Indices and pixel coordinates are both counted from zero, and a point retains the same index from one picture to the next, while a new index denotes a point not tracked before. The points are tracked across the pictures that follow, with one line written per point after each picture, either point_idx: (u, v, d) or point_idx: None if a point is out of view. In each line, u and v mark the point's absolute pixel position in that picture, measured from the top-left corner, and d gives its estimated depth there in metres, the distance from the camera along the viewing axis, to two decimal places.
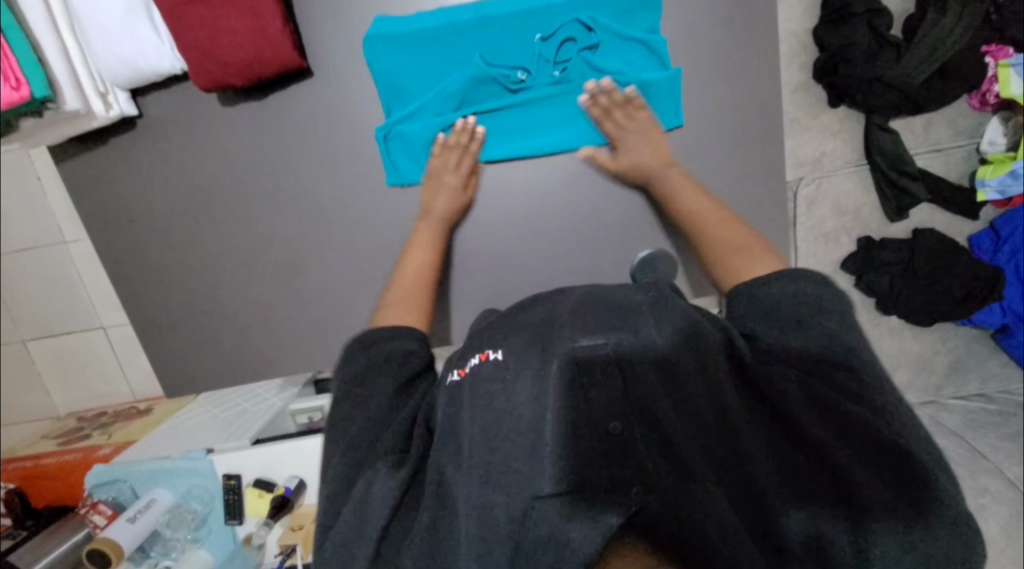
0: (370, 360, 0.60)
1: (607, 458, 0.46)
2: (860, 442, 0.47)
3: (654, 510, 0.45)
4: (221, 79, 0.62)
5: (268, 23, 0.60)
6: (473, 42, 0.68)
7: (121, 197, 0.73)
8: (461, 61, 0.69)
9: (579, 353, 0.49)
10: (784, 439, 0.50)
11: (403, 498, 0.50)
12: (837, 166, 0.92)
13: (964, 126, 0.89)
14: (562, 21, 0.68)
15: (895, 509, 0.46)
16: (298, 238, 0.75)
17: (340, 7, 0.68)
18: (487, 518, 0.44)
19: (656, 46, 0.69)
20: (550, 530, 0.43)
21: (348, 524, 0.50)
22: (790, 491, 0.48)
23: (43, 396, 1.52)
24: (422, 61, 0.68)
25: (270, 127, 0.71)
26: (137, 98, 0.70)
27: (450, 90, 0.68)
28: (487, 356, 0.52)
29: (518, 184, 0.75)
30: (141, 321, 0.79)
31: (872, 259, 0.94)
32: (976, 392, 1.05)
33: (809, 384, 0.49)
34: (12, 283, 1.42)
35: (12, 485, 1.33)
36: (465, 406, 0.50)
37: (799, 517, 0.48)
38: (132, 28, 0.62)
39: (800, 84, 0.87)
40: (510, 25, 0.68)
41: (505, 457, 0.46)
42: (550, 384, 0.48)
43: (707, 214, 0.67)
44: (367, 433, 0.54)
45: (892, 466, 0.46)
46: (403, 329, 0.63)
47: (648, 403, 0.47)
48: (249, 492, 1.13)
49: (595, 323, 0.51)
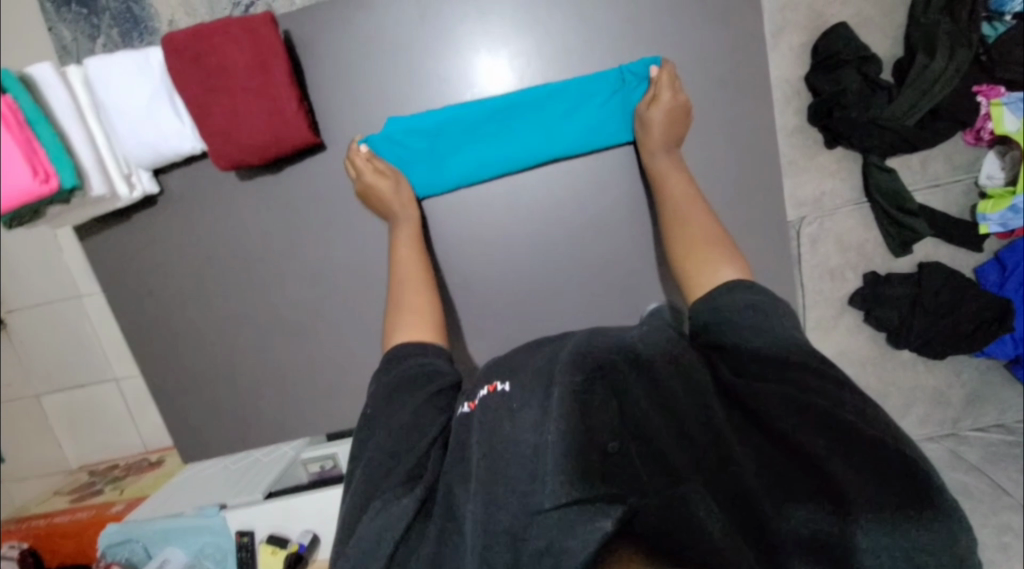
0: (399, 375, 0.60)
1: (605, 473, 0.47)
2: (859, 451, 0.45)
3: (643, 518, 0.45)
4: (239, 158, 0.66)
5: (286, 107, 0.64)
6: (489, 132, 0.72)
7: (140, 268, 0.76)
8: (463, 148, 0.73)
9: (577, 384, 0.52)
10: (781, 453, 0.48)
11: (415, 517, 0.51)
12: (836, 205, 0.93)
13: (960, 161, 0.91)
14: (576, 118, 0.72)
15: (888, 522, 0.43)
16: (311, 304, 0.77)
17: (351, 86, 0.73)
18: (488, 529, 0.47)
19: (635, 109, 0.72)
20: (546, 541, 0.44)
21: (376, 528, 0.50)
22: (790, 503, 0.46)
23: (55, 450, 1.52)
24: (430, 150, 0.73)
25: (283, 198, 0.74)
26: (159, 176, 0.73)
27: (467, 170, 0.75)
28: (495, 387, 0.56)
29: (512, 221, 0.78)
30: (158, 387, 0.80)
31: (879, 294, 0.94)
32: (994, 423, 1.04)
33: (794, 392, 0.49)
34: (26, 338, 1.43)
35: (25, 544, 1.32)
36: (474, 434, 0.53)
37: (796, 530, 0.44)
38: (157, 117, 0.66)
39: (796, 127, 0.89)
40: (524, 119, 0.72)
41: (508, 476, 0.49)
42: (553, 412, 0.51)
43: (671, 196, 0.69)
44: (396, 442, 0.56)
45: (889, 470, 0.44)
46: (428, 346, 0.64)
47: (641, 423, 0.50)
48: (263, 548, 1.11)
49: (594, 352, 0.55)
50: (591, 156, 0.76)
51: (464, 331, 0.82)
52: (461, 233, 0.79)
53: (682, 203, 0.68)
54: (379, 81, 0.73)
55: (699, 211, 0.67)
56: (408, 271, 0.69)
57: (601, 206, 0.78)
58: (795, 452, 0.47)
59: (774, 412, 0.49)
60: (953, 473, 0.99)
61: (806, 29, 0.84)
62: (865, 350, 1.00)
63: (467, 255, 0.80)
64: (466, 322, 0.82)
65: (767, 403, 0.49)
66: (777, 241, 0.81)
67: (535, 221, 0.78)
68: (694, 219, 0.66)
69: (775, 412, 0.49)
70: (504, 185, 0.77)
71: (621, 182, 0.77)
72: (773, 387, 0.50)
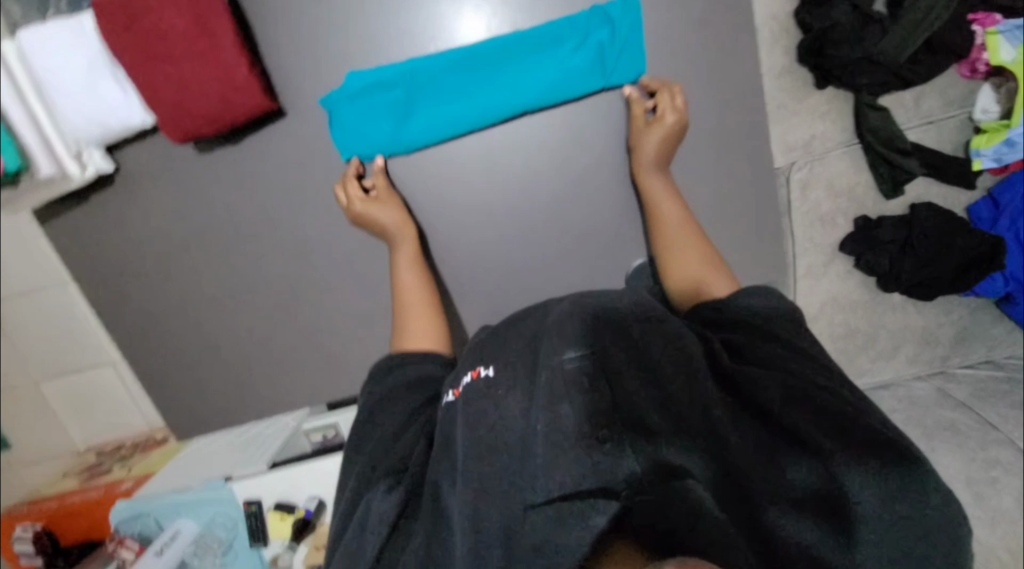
0: (391, 384, 0.64)
1: (598, 469, 0.47)
2: (838, 430, 0.50)
3: (642, 510, 0.46)
4: (194, 130, 0.63)
5: (234, 70, 0.61)
6: (458, 81, 0.69)
7: (112, 252, 0.75)
8: (431, 100, 0.69)
9: (566, 368, 0.52)
10: (775, 440, 0.52)
11: (400, 516, 0.54)
12: (827, 148, 0.90)
13: (956, 96, 0.87)
14: (552, 62, 0.68)
15: (874, 495, 0.48)
16: (290, 277, 0.77)
17: (309, 45, 0.68)
18: (478, 528, 0.48)
19: (605, 52, 0.69)
20: (542, 536, 0.46)
21: (364, 531, 0.53)
22: (786, 492, 0.50)
23: (61, 433, 1.54)
24: (393, 104, 0.69)
25: (249, 169, 0.71)
26: (113, 153, 0.70)
27: (435, 124, 0.70)
28: (479, 373, 0.57)
29: (486, 185, 0.75)
30: (148, 366, 0.82)
31: (870, 238, 0.93)
32: (983, 359, 1.04)
33: (781, 377, 0.52)
34: (16, 327, 1.43)
35: (38, 526, 1.34)
36: (459, 425, 0.54)
37: (796, 518, 0.49)
38: (97, 88, 0.63)
39: (785, 67, 0.85)
40: (499, 66, 0.68)
41: (493, 446, 0.52)
42: (538, 396, 0.52)
43: (663, 219, 0.72)
44: (386, 446, 0.59)
45: (870, 448, 0.49)
46: (431, 354, 0.69)
47: (636, 413, 0.50)
48: (271, 515, 1.09)
49: (577, 332, 0.55)
50: (569, 109, 0.73)
51: (448, 300, 0.81)
52: (436, 199, 0.76)
53: (670, 223, 0.71)
54: (336, 38, 0.68)
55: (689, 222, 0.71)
56: (413, 298, 0.73)
57: (580, 161, 0.75)
58: (785, 438, 0.51)
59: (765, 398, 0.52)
60: (941, 410, 1.01)
61: None
62: (857, 296, 1.00)
63: (443, 230, 0.77)
64: (449, 290, 0.80)
65: (754, 389, 0.52)
66: (763, 190, 0.79)
67: (512, 197, 0.76)
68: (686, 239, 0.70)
69: (766, 397, 0.52)
70: (479, 145, 0.74)
71: (600, 136, 0.74)
72: (755, 370, 0.53)
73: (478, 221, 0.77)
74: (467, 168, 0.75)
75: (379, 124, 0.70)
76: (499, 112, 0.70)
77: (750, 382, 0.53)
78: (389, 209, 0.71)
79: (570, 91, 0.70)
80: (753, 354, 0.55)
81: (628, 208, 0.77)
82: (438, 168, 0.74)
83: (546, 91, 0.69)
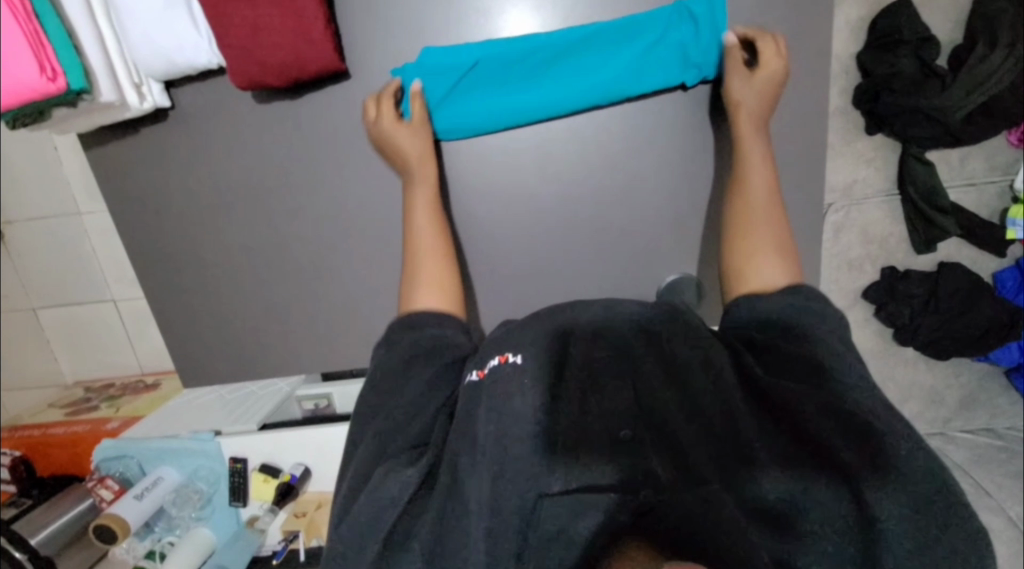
0: (411, 341, 0.61)
1: (621, 468, 0.50)
2: (874, 454, 0.47)
3: (662, 514, 0.48)
4: (259, 79, 0.64)
5: (311, 24, 0.61)
6: (528, 69, 0.69)
7: (152, 189, 0.76)
8: (505, 86, 0.70)
9: (593, 361, 0.55)
10: (802, 457, 0.49)
11: (419, 488, 0.54)
12: (867, 194, 0.91)
13: (1001, 162, 0.88)
14: (627, 55, 0.68)
15: (905, 530, 0.45)
16: (323, 241, 0.77)
17: (381, 16, 0.69)
18: (498, 509, 0.50)
19: (685, 53, 0.68)
20: (559, 526, 0.50)
21: (378, 496, 0.52)
22: (810, 512, 0.47)
23: (51, 363, 1.53)
24: (467, 86, 0.70)
25: (303, 129, 0.72)
26: (170, 90, 0.71)
27: (506, 109, 0.71)
28: (507, 358, 0.55)
29: (531, 170, 0.76)
30: (168, 305, 0.82)
31: (895, 290, 0.93)
32: (983, 426, 1.05)
33: (823, 396, 0.50)
34: (24, 251, 1.41)
35: (18, 452, 1.34)
36: (481, 405, 0.53)
37: (818, 539, 0.47)
38: (170, 21, 0.62)
39: (839, 108, 0.86)
40: (569, 58, 0.69)
41: (514, 436, 0.52)
42: (569, 390, 0.54)
43: (753, 186, 0.66)
44: (403, 418, 0.57)
45: (908, 485, 0.46)
46: (445, 316, 0.64)
47: (658, 416, 0.52)
48: (255, 476, 1.08)
49: (610, 333, 0.57)
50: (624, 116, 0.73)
51: (473, 285, 0.82)
52: (485, 186, 0.77)
53: (756, 191, 0.66)
54: (411, 12, 0.69)
55: (770, 201, 0.66)
56: (423, 243, 0.69)
57: (629, 170, 0.76)
58: (813, 457, 0.49)
59: (798, 414, 0.50)
60: None
61: (867, 2, 0.80)
62: (871, 345, 1.00)
63: (490, 222, 0.79)
64: (477, 276, 0.81)
65: (789, 405, 0.51)
66: None
67: (555, 196, 0.77)
68: (762, 219, 0.64)
69: (799, 412, 0.50)
70: (536, 134, 0.75)
71: (651, 147, 0.75)
72: (789, 385, 0.51)
73: (518, 204, 0.78)
74: (521, 161, 0.76)
75: (451, 102, 0.70)
76: (568, 104, 0.70)
77: (788, 398, 0.51)
78: (421, 134, 0.69)
79: (641, 86, 0.70)
80: (786, 364, 0.53)
81: (663, 222, 0.78)
82: (489, 151, 0.76)
83: (618, 84, 0.69)
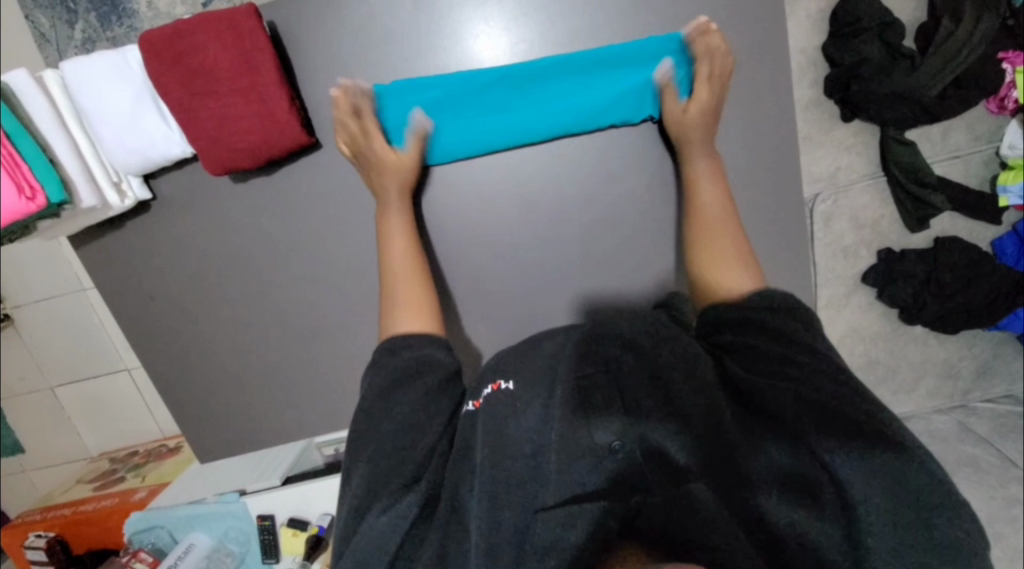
0: (395, 367, 0.59)
1: (607, 474, 0.51)
2: (854, 445, 0.46)
3: (650, 518, 0.47)
4: (232, 163, 0.67)
5: (274, 105, 0.64)
6: (496, 93, 0.69)
7: (146, 275, 0.78)
8: (473, 114, 0.70)
9: (582, 380, 0.55)
10: (782, 445, 0.49)
11: (418, 517, 0.53)
12: (852, 180, 0.90)
13: (983, 131, 0.87)
14: (594, 86, 0.69)
15: (881, 500, 0.44)
16: (318, 302, 0.79)
17: (346, 82, 0.71)
18: (491, 529, 0.49)
19: (646, 91, 0.69)
20: (551, 539, 0.48)
21: (377, 535, 0.52)
22: (790, 499, 0.48)
23: (75, 438, 1.55)
24: (437, 112, 0.70)
25: (283, 199, 0.74)
26: (149, 182, 0.74)
27: (475, 136, 0.72)
28: (499, 386, 0.57)
29: (504, 192, 0.78)
30: (177, 381, 0.85)
31: (894, 271, 0.92)
32: (1004, 394, 1.04)
33: (809, 392, 0.48)
34: (34, 332, 1.44)
35: (51, 534, 1.34)
36: (478, 437, 0.54)
37: (798, 522, 0.47)
38: (140, 122, 0.66)
39: (812, 100, 0.85)
40: (536, 85, 0.69)
41: (506, 466, 0.52)
42: (557, 411, 0.53)
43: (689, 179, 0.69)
44: (392, 449, 0.55)
45: (890, 470, 0.45)
46: (423, 336, 0.62)
47: (641, 422, 0.52)
48: (285, 530, 0.90)
49: (603, 353, 0.56)
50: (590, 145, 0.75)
51: (469, 324, 0.83)
52: (465, 219, 0.79)
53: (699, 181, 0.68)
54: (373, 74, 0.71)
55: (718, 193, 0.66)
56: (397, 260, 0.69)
57: (605, 193, 0.77)
58: (784, 434, 0.49)
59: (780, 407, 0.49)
60: (960, 445, 1.01)
61: None
62: (877, 328, 0.99)
63: (471, 252, 0.80)
64: (472, 314, 0.83)
65: (769, 399, 0.50)
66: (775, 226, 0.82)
67: (526, 214, 0.79)
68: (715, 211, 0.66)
69: (779, 404, 0.49)
70: (507, 162, 0.77)
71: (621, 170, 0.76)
72: (775, 381, 0.50)
73: (496, 231, 0.79)
74: (491, 188, 0.78)
75: (422, 130, 0.71)
76: (536, 135, 0.72)
77: (770, 393, 0.49)
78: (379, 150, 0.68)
79: (606, 118, 0.71)
80: (771, 359, 0.51)
81: (646, 238, 0.79)
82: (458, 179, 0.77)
83: (583, 117, 0.71)
